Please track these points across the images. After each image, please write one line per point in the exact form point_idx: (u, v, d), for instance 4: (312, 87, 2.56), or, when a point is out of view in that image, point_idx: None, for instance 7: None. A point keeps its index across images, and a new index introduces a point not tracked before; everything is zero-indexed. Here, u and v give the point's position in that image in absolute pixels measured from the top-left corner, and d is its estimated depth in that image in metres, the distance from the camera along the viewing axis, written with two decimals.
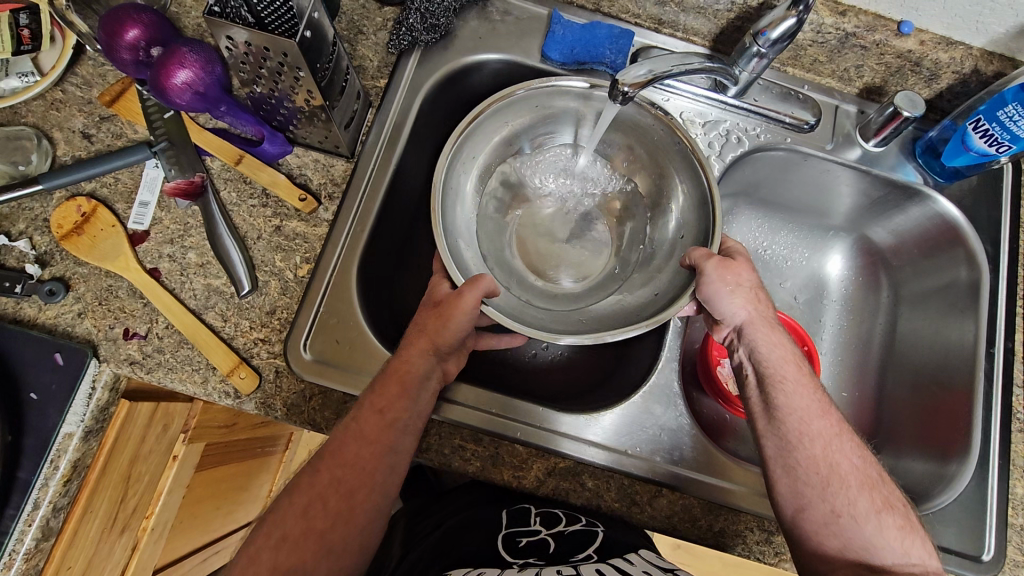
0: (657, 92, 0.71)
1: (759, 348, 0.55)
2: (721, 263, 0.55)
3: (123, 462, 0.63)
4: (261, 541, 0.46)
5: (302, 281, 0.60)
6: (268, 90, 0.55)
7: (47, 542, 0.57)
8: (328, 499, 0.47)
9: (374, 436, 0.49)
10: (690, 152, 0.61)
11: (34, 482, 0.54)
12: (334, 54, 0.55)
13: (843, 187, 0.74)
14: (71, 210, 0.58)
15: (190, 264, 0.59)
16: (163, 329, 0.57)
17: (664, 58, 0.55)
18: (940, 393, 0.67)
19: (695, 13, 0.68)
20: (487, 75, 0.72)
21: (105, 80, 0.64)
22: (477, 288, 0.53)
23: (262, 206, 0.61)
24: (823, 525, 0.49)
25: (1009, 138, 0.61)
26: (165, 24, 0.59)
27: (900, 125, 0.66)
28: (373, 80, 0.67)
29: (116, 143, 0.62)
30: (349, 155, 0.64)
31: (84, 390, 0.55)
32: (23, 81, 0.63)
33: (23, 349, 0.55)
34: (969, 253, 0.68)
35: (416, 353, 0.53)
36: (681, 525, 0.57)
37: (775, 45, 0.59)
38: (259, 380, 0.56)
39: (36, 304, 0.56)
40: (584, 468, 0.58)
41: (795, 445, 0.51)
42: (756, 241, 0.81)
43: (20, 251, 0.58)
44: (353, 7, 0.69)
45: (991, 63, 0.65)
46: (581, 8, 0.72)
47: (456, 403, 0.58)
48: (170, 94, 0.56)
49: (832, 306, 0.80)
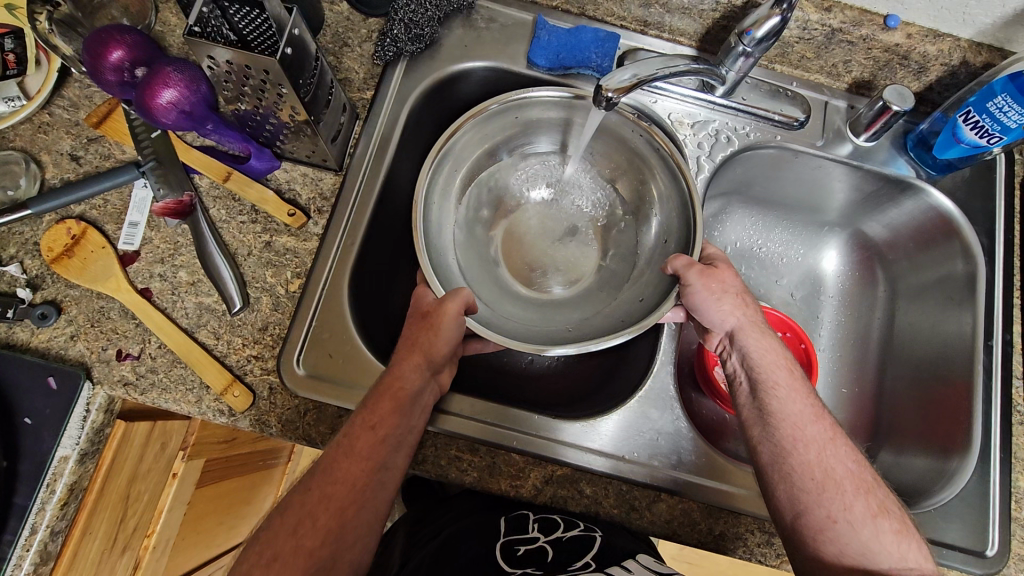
0: (646, 94, 0.71)
1: (752, 354, 0.54)
2: (704, 270, 0.55)
3: (122, 482, 0.63)
4: (251, 562, 0.46)
5: (294, 296, 0.59)
6: (253, 107, 0.55)
7: (46, 566, 0.57)
8: (318, 516, 0.47)
9: (364, 453, 0.49)
10: (668, 155, 0.61)
11: (31, 507, 0.54)
12: (318, 66, 0.55)
13: (835, 183, 0.74)
14: (61, 233, 0.58)
15: (181, 283, 0.59)
16: (156, 349, 0.57)
17: (648, 61, 0.55)
18: (941, 386, 0.66)
19: (681, 14, 0.68)
20: (474, 83, 0.72)
21: (92, 102, 0.64)
22: (459, 299, 0.54)
23: (252, 222, 0.61)
24: (821, 531, 0.48)
25: (1000, 128, 0.60)
26: (149, 44, 0.59)
27: (889, 119, 0.65)
28: (360, 91, 0.67)
29: (105, 164, 0.62)
30: (337, 168, 0.64)
31: (79, 413, 0.55)
32: (10, 106, 0.62)
33: (17, 373, 0.55)
34: (965, 245, 0.67)
35: (406, 367, 0.53)
36: (682, 530, 0.56)
37: (760, 43, 0.59)
38: (253, 398, 0.56)
39: (28, 329, 0.56)
40: (583, 475, 0.57)
41: (790, 451, 0.51)
42: (750, 240, 0.80)
43: (11, 276, 0.58)
44: (337, 20, 0.69)
45: (979, 55, 0.64)
46: (565, 12, 0.72)
47: (451, 414, 0.58)
48: (156, 114, 0.55)
49: (830, 303, 0.79)
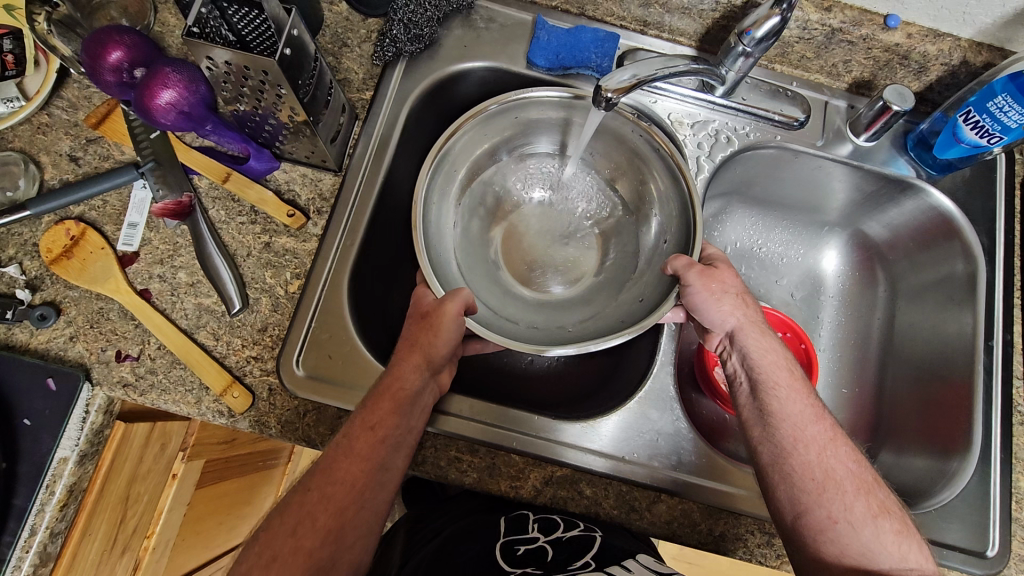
0: (646, 94, 0.71)
1: (751, 355, 0.54)
2: (703, 270, 0.55)
3: (121, 483, 0.63)
4: (251, 562, 0.46)
5: (293, 297, 0.59)
6: (252, 108, 0.55)
7: (46, 567, 0.57)
8: (317, 517, 0.47)
9: (364, 454, 0.49)
10: (668, 155, 0.61)
11: (30, 509, 0.54)
12: (317, 67, 0.55)
13: (835, 183, 0.74)
14: (60, 234, 0.58)
15: (180, 284, 0.59)
16: (155, 350, 0.57)
17: (648, 62, 0.55)
18: (941, 386, 0.66)
19: (680, 14, 0.68)
20: (474, 83, 0.72)
21: (91, 102, 0.64)
22: (458, 299, 0.54)
23: (251, 223, 0.61)
24: (821, 531, 0.48)
25: (1000, 128, 0.60)
26: (148, 44, 0.59)
27: (889, 119, 0.65)
28: (359, 92, 0.67)
29: (104, 165, 0.62)
30: (337, 168, 0.64)
31: (78, 414, 0.55)
32: (9, 107, 0.62)
33: (17, 375, 0.55)
34: (966, 245, 0.67)
35: (406, 367, 0.53)
36: (682, 530, 0.56)
37: (760, 43, 0.58)
38: (252, 399, 0.56)
39: (27, 330, 0.56)
40: (582, 475, 0.57)
41: (790, 451, 0.50)
42: (751, 240, 0.80)
43: (10, 277, 0.58)
44: (336, 20, 0.69)
45: (979, 54, 0.64)
46: (565, 12, 0.72)
47: (450, 415, 0.58)
48: (155, 114, 0.55)
49: (831, 303, 0.79)
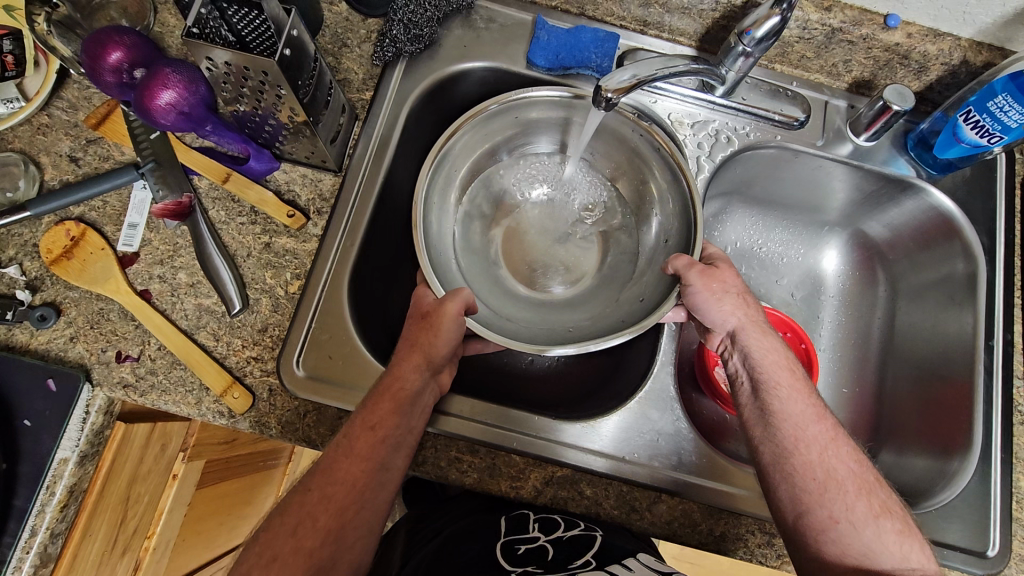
0: (646, 94, 0.71)
1: (752, 354, 0.54)
2: (704, 270, 0.55)
3: (122, 484, 0.62)
4: (251, 562, 0.46)
5: (293, 297, 0.59)
6: (252, 108, 0.55)
7: (46, 568, 0.57)
8: (318, 517, 0.47)
9: (364, 454, 0.49)
10: (668, 155, 0.61)
11: (30, 509, 0.54)
12: (317, 66, 0.55)
13: (835, 183, 0.74)
14: (60, 235, 0.58)
15: (180, 285, 0.59)
16: (155, 351, 0.57)
17: (648, 62, 0.55)
18: (942, 386, 0.66)
19: (680, 14, 0.68)
20: (474, 83, 0.72)
21: (91, 103, 0.64)
22: (458, 299, 0.53)
23: (251, 223, 0.61)
24: (823, 531, 0.48)
25: (1001, 128, 0.60)
26: (148, 44, 0.59)
27: (889, 118, 0.65)
28: (359, 92, 0.67)
29: (104, 165, 0.62)
30: (337, 169, 0.64)
31: (79, 415, 0.55)
32: (9, 107, 0.62)
33: (17, 376, 0.55)
34: (966, 245, 0.67)
35: (406, 367, 0.53)
36: (682, 530, 0.56)
37: (760, 43, 0.58)
38: (253, 399, 0.56)
39: (27, 330, 0.56)
40: (583, 476, 0.57)
41: (791, 451, 0.50)
42: (751, 240, 0.80)
43: (10, 278, 0.58)
44: (336, 20, 0.69)
45: (980, 54, 0.64)
46: (565, 12, 0.72)
47: (451, 415, 0.58)
48: (154, 115, 0.55)
49: (831, 302, 0.79)
